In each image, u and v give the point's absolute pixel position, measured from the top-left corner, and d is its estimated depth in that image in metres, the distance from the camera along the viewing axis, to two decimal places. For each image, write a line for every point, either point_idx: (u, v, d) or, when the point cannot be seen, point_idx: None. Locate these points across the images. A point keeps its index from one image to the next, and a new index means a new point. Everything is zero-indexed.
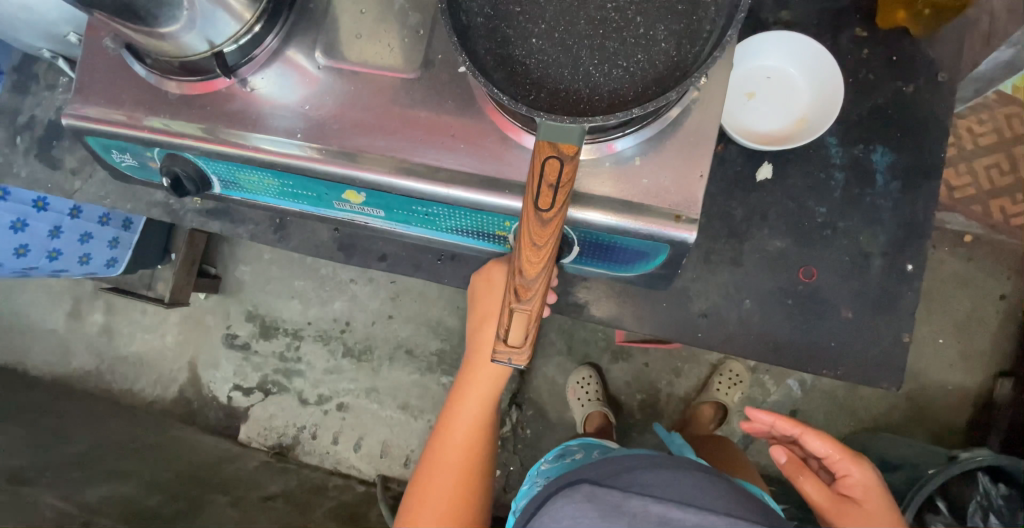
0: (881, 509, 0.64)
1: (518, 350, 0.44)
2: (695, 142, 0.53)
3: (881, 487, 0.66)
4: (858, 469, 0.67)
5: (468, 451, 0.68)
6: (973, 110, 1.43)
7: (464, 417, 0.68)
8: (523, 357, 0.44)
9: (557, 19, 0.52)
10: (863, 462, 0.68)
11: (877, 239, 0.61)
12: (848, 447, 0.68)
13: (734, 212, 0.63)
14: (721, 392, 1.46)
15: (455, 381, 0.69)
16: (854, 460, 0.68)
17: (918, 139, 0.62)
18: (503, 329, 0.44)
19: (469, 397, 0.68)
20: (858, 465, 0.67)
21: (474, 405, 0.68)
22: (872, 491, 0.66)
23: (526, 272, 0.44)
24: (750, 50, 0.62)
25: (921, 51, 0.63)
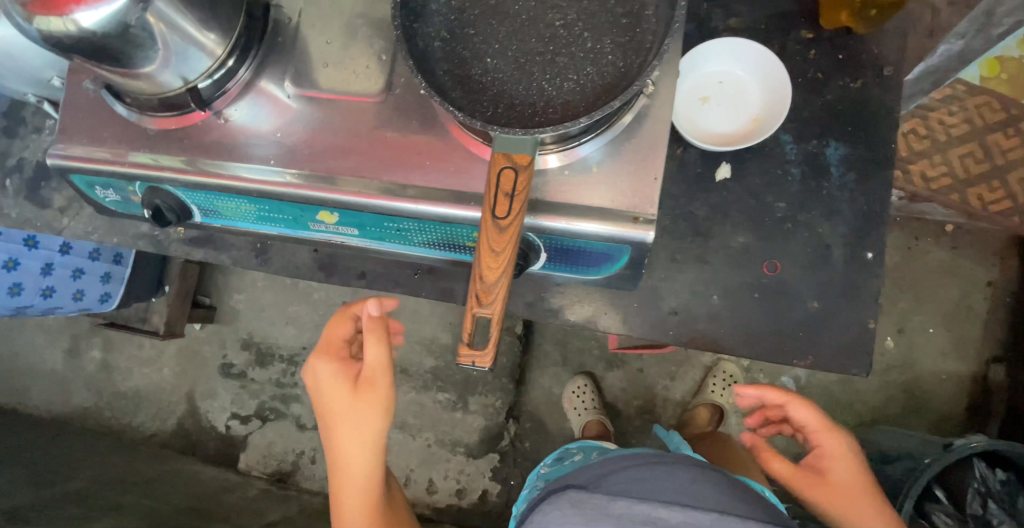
0: (848, 476, 0.70)
1: (480, 353, 0.45)
2: (648, 147, 0.56)
3: (853, 453, 0.72)
4: (834, 436, 0.72)
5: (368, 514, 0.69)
6: (943, 102, 1.46)
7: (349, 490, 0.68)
8: (486, 358, 0.45)
9: (509, 38, 0.54)
10: (839, 431, 0.72)
11: (838, 230, 0.63)
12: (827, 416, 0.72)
13: (698, 210, 0.65)
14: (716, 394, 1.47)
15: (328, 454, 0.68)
16: (830, 429, 0.72)
17: (870, 131, 0.64)
18: (466, 333, 0.46)
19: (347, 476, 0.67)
20: (832, 434, 0.72)
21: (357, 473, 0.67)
22: (844, 457, 0.71)
23: (486, 278, 0.46)
24: (700, 58, 0.65)
25: (866, 48, 0.65)
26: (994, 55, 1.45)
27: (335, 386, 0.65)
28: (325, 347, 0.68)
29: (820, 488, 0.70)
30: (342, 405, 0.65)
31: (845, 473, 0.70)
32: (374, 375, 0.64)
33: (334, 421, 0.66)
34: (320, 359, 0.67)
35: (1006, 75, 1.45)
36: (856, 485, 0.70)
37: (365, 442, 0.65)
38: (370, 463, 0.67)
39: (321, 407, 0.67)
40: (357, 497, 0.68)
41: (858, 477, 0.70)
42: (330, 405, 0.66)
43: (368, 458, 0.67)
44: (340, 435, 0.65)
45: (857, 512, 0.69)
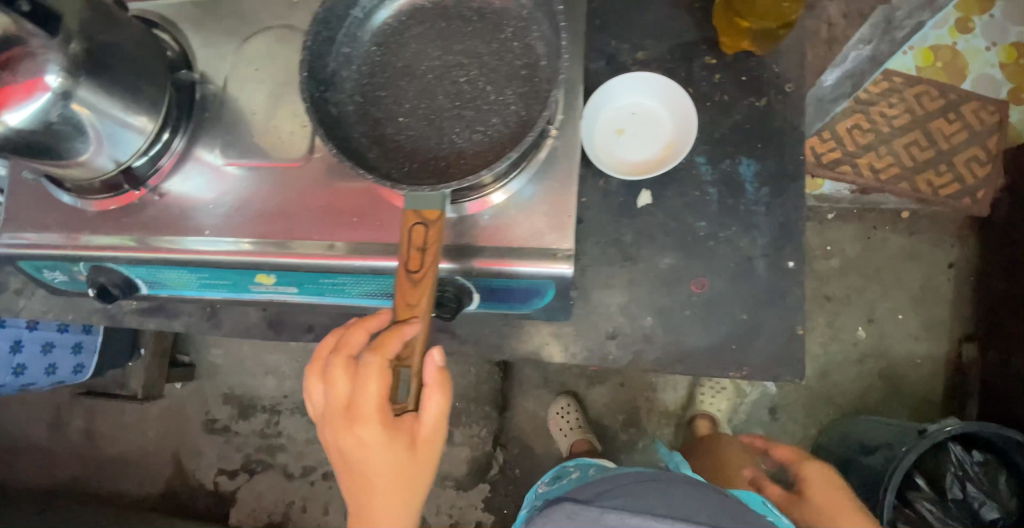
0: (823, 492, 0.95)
1: None
2: (561, 186, 0.58)
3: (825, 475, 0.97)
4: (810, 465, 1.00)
5: None
6: (881, 96, 1.51)
7: None
8: None
9: (418, 98, 0.57)
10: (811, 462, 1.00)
11: (758, 243, 0.66)
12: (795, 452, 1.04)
13: (624, 236, 0.68)
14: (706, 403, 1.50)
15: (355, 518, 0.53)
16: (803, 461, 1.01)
17: (778, 146, 0.67)
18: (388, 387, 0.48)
19: None
20: (808, 464, 1.01)
21: None
22: (821, 480, 0.97)
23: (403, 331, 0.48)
24: (612, 92, 0.69)
25: (766, 67, 0.69)
26: (929, 46, 1.54)
27: (391, 459, 0.49)
28: (366, 410, 0.48)
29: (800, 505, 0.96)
30: (396, 476, 0.51)
31: (823, 492, 0.95)
32: (431, 435, 0.52)
33: (385, 492, 0.51)
34: (366, 427, 0.48)
35: (942, 63, 1.53)
36: (833, 495, 0.94)
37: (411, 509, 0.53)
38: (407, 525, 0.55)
39: (358, 477, 0.51)
40: None
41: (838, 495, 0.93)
42: (377, 478, 0.50)
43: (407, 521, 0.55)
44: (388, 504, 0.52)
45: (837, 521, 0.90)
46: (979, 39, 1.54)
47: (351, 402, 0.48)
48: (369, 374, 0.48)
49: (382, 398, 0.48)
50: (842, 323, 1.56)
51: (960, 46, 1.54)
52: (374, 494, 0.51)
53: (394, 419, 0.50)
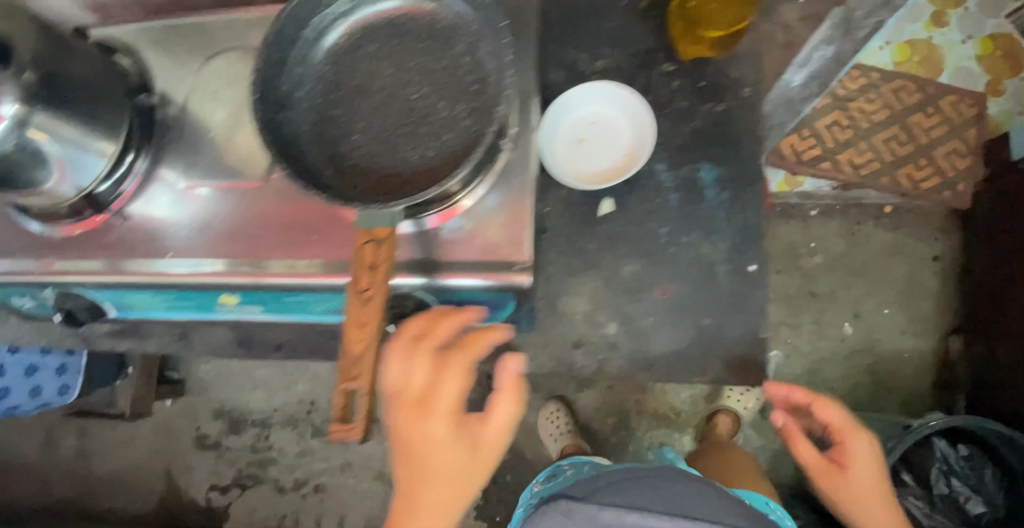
0: (862, 471, 0.84)
1: (352, 428, 0.45)
2: (516, 200, 0.59)
3: (871, 451, 0.84)
4: (860, 439, 0.84)
5: None
6: (859, 92, 1.51)
7: None
8: (358, 432, 0.45)
9: (371, 115, 0.57)
10: (861, 435, 0.84)
11: (719, 248, 0.66)
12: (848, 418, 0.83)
13: (587, 245, 0.68)
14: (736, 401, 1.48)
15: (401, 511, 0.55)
16: (852, 431, 0.84)
17: (736, 151, 0.68)
18: (338, 410, 0.45)
19: None
20: (861, 437, 0.84)
21: None
22: (865, 457, 0.84)
23: (353, 351, 0.47)
24: (571, 102, 0.69)
25: (723, 72, 0.69)
26: (904, 41, 1.54)
27: (458, 451, 0.54)
28: (438, 404, 0.53)
29: (834, 477, 0.84)
30: (454, 472, 0.54)
31: (862, 470, 0.83)
32: (494, 441, 0.56)
33: (439, 487, 0.54)
34: (437, 418, 0.53)
35: (918, 58, 1.54)
36: (873, 477, 0.84)
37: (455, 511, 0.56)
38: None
39: (414, 467, 0.54)
40: None
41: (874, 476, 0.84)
42: (435, 471, 0.54)
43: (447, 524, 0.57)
44: (436, 499, 0.54)
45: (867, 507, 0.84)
46: (955, 32, 1.55)
47: (426, 394, 0.53)
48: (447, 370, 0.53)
49: (457, 396, 0.53)
50: (829, 319, 1.56)
51: (936, 39, 1.54)
52: (427, 487, 0.54)
53: (461, 419, 0.54)
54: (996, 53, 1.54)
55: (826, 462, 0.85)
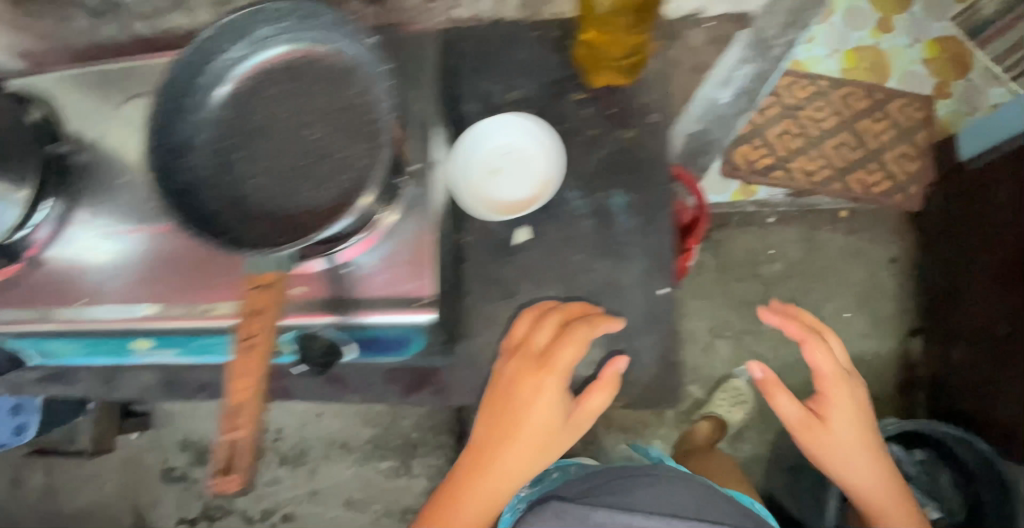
0: (837, 414, 1.02)
1: (227, 479, 0.45)
2: (420, 235, 0.60)
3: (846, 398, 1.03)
4: (838, 387, 1.02)
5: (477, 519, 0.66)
6: (808, 100, 1.53)
7: (483, 492, 0.65)
8: (233, 483, 0.45)
9: (267, 159, 0.60)
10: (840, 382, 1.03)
11: (631, 273, 0.68)
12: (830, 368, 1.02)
13: (505, 275, 0.70)
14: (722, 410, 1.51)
15: (485, 454, 0.65)
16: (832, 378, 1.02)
17: (645, 177, 0.69)
18: (216, 459, 0.46)
19: (491, 481, 0.66)
20: (838, 383, 1.02)
21: (501, 482, 0.66)
22: (841, 400, 1.02)
23: (234, 399, 0.47)
24: (484, 134, 0.69)
25: (632, 99, 0.70)
26: (852, 48, 1.56)
27: (553, 413, 0.64)
28: (555, 367, 0.64)
29: (814, 425, 1.02)
30: (544, 428, 0.64)
31: (837, 412, 1.02)
32: (586, 416, 0.66)
33: (528, 438, 0.64)
34: (550, 377, 0.64)
35: (866, 64, 1.55)
36: (847, 418, 1.02)
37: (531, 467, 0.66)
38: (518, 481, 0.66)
39: (511, 416, 0.65)
40: (480, 502, 0.65)
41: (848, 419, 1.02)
42: (529, 424, 0.64)
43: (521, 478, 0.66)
44: (516, 448, 0.64)
45: (846, 454, 1.01)
46: (901, 37, 1.56)
47: (545, 355, 0.64)
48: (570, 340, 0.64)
49: (570, 364, 0.64)
50: None
51: (884, 45, 1.56)
52: (515, 437, 0.64)
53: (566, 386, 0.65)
54: (942, 56, 1.56)
55: (808, 416, 1.03)
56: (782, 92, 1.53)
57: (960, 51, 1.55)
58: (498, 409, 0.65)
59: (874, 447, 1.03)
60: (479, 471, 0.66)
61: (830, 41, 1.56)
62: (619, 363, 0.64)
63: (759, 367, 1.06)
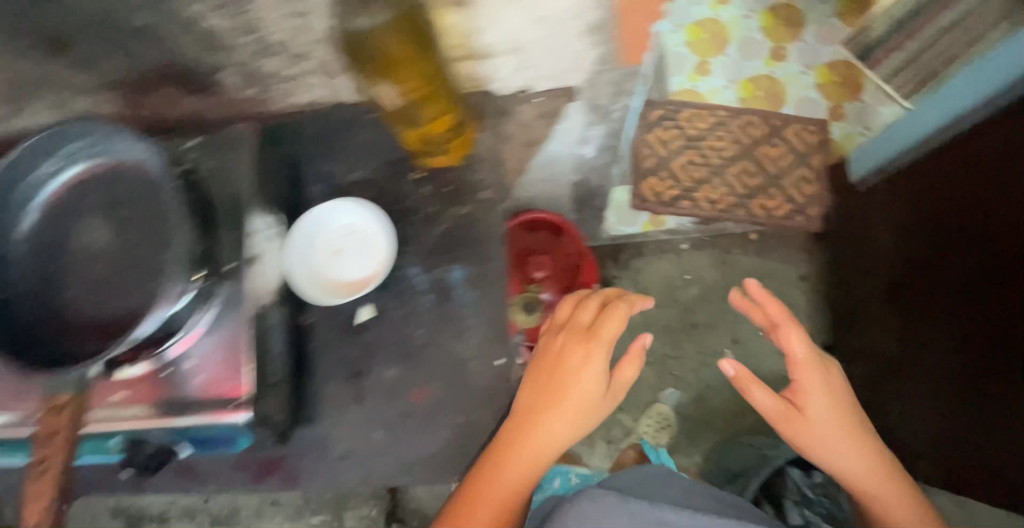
0: (818, 407, 0.94)
1: None
2: (234, 334, 0.61)
3: (823, 387, 0.95)
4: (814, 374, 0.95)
5: (511, 496, 0.64)
6: (709, 130, 1.59)
7: (524, 459, 0.64)
8: None
9: (98, 266, 0.68)
10: (814, 370, 0.95)
11: (471, 344, 0.69)
12: (810, 357, 0.95)
13: (349, 354, 0.69)
14: (647, 435, 1.56)
15: (531, 421, 0.66)
16: (807, 366, 0.95)
17: (480, 251, 0.71)
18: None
19: (533, 449, 0.65)
20: (813, 371, 0.95)
21: (537, 453, 0.66)
22: (819, 388, 0.95)
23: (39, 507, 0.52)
24: (321, 219, 0.71)
25: (464, 175, 0.73)
26: (748, 78, 1.62)
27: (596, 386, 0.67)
28: (603, 337, 0.69)
29: (792, 415, 0.95)
30: (588, 398, 0.67)
31: (815, 405, 0.94)
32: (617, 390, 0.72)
33: (573, 404, 0.67)
34: (596, 348, 0.68)
35: (762, 92, 1.61)
36: (831, 413, 0.94)
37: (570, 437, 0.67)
38: (557, 453, 0.67)
39: (556, 384, 0.68)
40: (518, 472, 0.65)
41: (828, 412, 0.94)
42: (577, 391, 0.67)
43: (560, 448, 0.67)
44: (551, 425, 0.66)
45: (828, 442, 0.94)
46: (795, 64, 1.61)
47: (594, 326, 0.70)
48: (611, 317, 0.71)
49: (613, 336, 0.70)
50: (710, 347, 1.61)
51: (777, 74, 1.61)
52: (559, 400, 0.66)
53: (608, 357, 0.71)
54: (835, 80, 1.60)
55: (784, 405, 0.95)
56: (683, 123, 1.59)
57: (851, 73, 1.61)
58: (539, 386, 0.68)
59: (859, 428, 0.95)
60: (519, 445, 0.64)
61: (726, 73, 1.62)
62: (646, 337, 0.73)
63: (730, 364, 0.97)
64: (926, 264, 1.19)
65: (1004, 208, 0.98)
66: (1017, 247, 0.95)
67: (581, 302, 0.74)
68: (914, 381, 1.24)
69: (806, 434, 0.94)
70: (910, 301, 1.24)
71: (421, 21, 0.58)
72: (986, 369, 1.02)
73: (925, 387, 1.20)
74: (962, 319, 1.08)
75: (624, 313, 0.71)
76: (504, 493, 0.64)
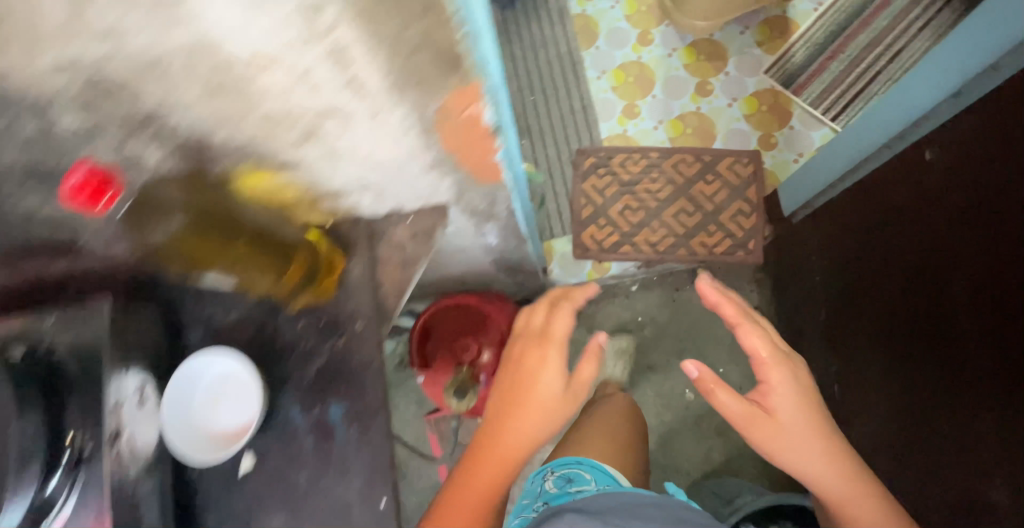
0: (788, 413, 0.81)
1: None
2: (99, 516, 0.60)
3: (793, 390, 0.83)
4: (781, 374, 0.84)
5: (495, 477, 0.78)
6: (642, 173, 1.59)
7: (503, 445, 0.78)
8: None
9: None
10: (779, 371, 0.84)
11: (353, 485, 0.67)
12: (773, 354, 0.85)
13: (235, 506, 0.68)
14: None
15: (504, 414, 0.80)
16: (773, 366, 0.85)
17: (357, 385, 0.69)
18: None
19: (509, 437, 0.79)
20: (779, 371, 0.84)
21: (514, 439, 0.79)
22: (788, 392, 0.83)
23: None
24: (196, 369, 0.69)
25: (338, 304, 0.71)
26: (676, 116, 1.62)
27: (553, 384, 0.82)
28: (555, 337, 0.85)
29: (761, 422, 0.81)
30: (550, 391, 0.81)
31: (787, 411, 0.82)
32: (584, 383, 0.86)
33: (533, 398, 0.81)
34: (552, 347, 0.84)
35: (691, 129, 1.61)
36: (810, 417, 0.82)
37: (538, 435, 0.81)
38: (532, 442, 0.80)
39: (519, 381, 0.83)
40: (501, 457, 0.78)
41: (802, 415, 0.81)
42: (537, 386, 0.81)
43: (537, 436, 0.80)
44: (521, 417, 0.80)
45: (801, 444, 0.80)
46: (720, 98, 1.61)
47: (547, 331, 0.86)
48: (560, 317, 0.87)
49: (564, 333, 0.85)
50: (670, 390, 1.58)
51: (705, 109, 1.61)
52: (523, 393, 0.81)
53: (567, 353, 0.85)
54: (763, 109, 1.60)
55: (752, 410, 0.82)
56: (616, 169, 1.60)
57: (778, 100, 1.60)
58: (510, 393, 0.82)
59: (829, 429, 0.82)
60: (496, 434, 0.79)
61: (654, 113, 1.62)
62: (601, 337, 0.87)
63: (690, 365, 0.85)
64: (868, 292, 1.09)
65: (952, 196, 0.84)
66: (941, 292, 0.87)
67: (544, 309, 0.90)
68: (869, 422, 1.16)
69: (778, 443, 0.81)
70: (867, 311, 1.11)
71: (210, 210, 0.63)
72: (930, 419, 0.95)
73: (880, 420, 1.12)
74: (920, 330, 0.94)
75: (571, 309, 0.88)
76: (489, 471, 0.77)
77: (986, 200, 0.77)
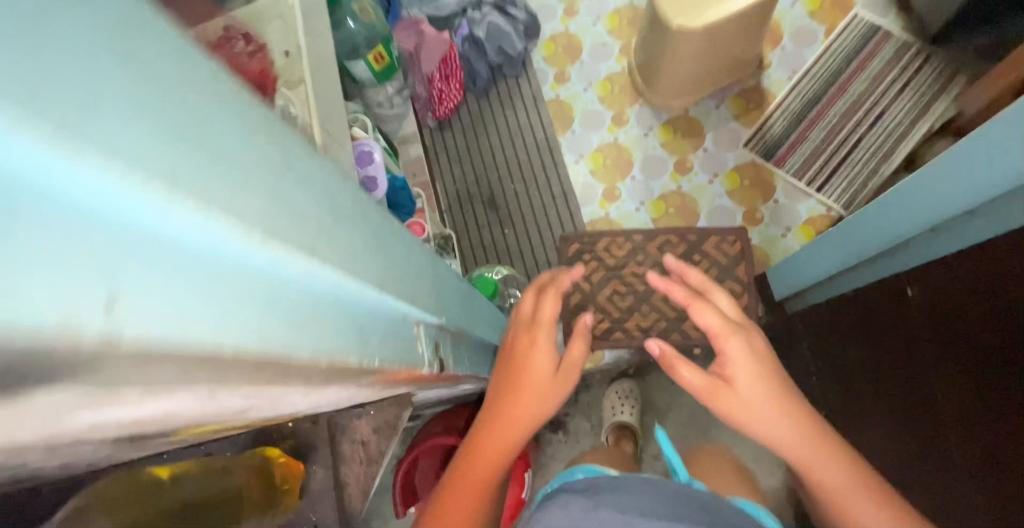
0: (745, 382, 0.76)
1: None
2: None
3: (747, 352, 0.78)
4: (736, 340, 0.78)
5: (491, 467, 0.79)
6: (629, 256, 1.53)
7: (503, 432, 0.80)
8: None
9: None
10: (735, 337, 0.79)
11: None
12: (726, 321, 0.80)
13: None
14: None
15: (502, 401, 0.82)
16: (727, 335, 0.79)
17: None
18: None
19: (508, 422, 0.81)
20: (735, 337, 0.79)
21: (512, 424, 0.81)
22: (744, 360, 0.77)
23: None
24: None
25: (302, 515, 0.71)
26: (657, 197, 1.61)
27: (548, 365, 0.85)
28: (545, 321, 0.89)
29: (726, 393, 0.77)
30: (546, 374, 0.85)
31: (745, 378, 0.76)
32: (573, 364, 0.89)
33: (531, 382, 0.83)
34: (542, 332, 0.88)
35: (673, 209, 1.60)
36: (765, 385, 0.76)
37: (536, 420, 0.83)
38: (529, 427, 0.82)
39: (515, 368, 0.85)
40: (500, 443, 0.80)
41: (758, 382, 0.76)
42: (533, 370, 0.84)
43: (535, 420, 0.83)
44: (521, 400, 0.82)
45: (764, 411, 0.74)
46: (700, 176, 1.61)
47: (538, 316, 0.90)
48: (547, 302, 0.92)
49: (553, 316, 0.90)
50: None
51: (685, 187, 1.61)
52: (521, 377, 0.84)
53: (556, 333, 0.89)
54: (745, 184, 1.58)
55: (712, 380, 0.78)
56: (601, 253, 1.55)
57: (760, 174, 1.58)
58: (507, 378, 0.85)
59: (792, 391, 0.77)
60: (493, 423, 0.81)
61: (635, 195, 1.62)
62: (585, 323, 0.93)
63: (652, 342, 0.86)
64: (863, 367, 1.01)
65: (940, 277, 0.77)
66: (921, 374, 0.83)
67: (532, 298, 0.95)
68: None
69: (738, 411, 0.76)
70: (863, 393, 1.02)
71: None
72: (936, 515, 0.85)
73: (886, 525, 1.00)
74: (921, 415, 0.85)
75: (556, 293, 0.92)
76: (490, 457, 0.79)
77: (979, 329, 0.70)
